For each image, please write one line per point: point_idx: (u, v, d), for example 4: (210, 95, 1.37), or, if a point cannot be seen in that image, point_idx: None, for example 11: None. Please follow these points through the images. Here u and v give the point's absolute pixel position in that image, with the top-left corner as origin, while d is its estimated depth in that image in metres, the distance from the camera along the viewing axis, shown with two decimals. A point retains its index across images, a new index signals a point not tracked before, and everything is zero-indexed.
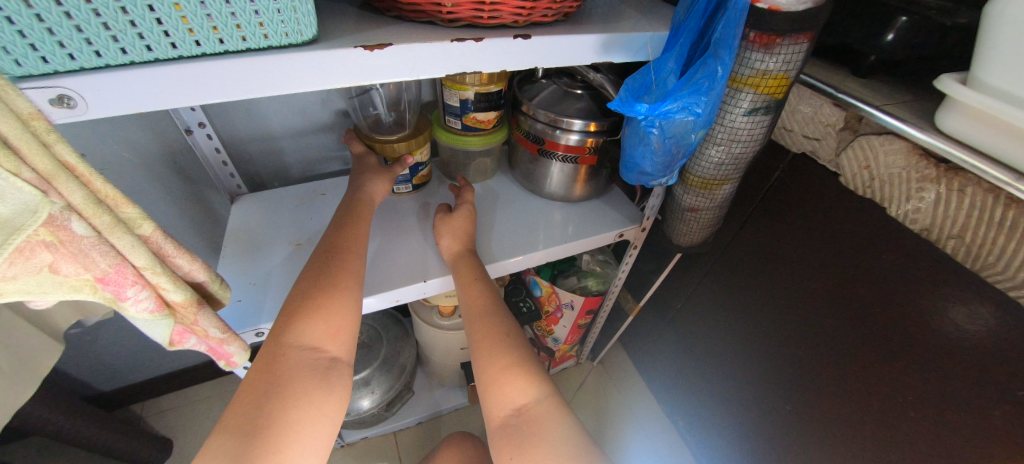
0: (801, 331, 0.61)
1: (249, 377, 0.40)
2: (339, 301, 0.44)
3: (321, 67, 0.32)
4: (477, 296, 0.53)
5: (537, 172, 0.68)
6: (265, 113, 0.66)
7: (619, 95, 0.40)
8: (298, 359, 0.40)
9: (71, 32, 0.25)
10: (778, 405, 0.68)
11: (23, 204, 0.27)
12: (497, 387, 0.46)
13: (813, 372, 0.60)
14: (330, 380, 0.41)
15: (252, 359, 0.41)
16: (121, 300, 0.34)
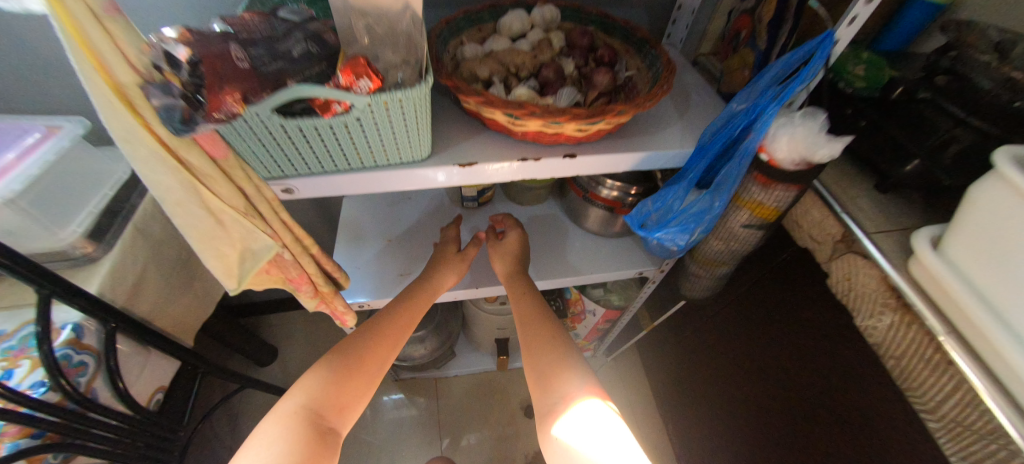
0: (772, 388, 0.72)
1: (276, 424, 0.51)
2: (362, 371, 0.57)
3: (430, 173, 0.48)
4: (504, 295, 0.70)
5: (581, 209, 0.82)
6: None
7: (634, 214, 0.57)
8: (313, 418, 0.52)
9: (297, 159, 0.42)
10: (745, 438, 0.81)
11: (261, 250, 0.46)
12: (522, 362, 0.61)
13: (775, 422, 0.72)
14: (329, 442, 0.51)
15: (278, 410, 0.52)
16: (297, 288, 0.55)
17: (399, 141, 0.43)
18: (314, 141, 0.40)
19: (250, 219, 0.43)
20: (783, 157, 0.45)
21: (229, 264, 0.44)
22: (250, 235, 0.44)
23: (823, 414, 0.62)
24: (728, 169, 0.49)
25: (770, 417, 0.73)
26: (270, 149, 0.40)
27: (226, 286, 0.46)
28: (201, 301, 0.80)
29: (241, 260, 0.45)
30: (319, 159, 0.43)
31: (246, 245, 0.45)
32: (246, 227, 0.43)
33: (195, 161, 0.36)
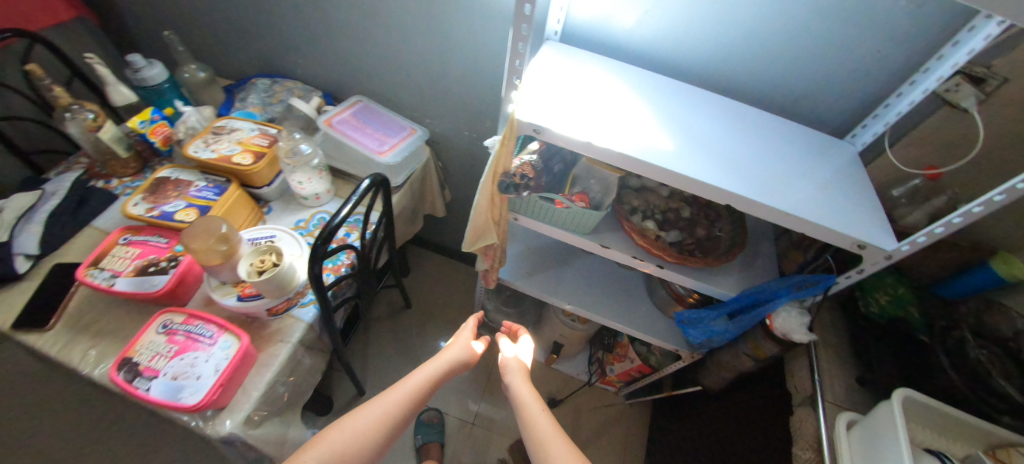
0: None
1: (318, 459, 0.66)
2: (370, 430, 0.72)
3: (585, 241, 0.89)
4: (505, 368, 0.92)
5: (657, 289, 1.16)
6: None
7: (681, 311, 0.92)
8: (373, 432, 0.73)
9: (531, 211, 0.87)
10: None
11: (488, 238, 0.91)
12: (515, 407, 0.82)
13: None
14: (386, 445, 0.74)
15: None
16: (485, 259, 1.02)
17: (581, 223, 0.85)
18: (546, 209, 0.84)
19: (497, 225, 0.89)
20: (778, 322, 0.79)
21: (476, 238, 0.91)
22: (491, 231, 0.90)
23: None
24: (745, 317, 0.83)
25: None
26: (526, 205, 0.85)
27: (465, 244, 0.93)
28: (409, 230, 1.29)
29: (478, 238, 0.92)
30: (540, 215, 0.87)
31: (486, 234, 0.91)
32: (494, 226, 0.89)
33: (499, 202, 0.82)
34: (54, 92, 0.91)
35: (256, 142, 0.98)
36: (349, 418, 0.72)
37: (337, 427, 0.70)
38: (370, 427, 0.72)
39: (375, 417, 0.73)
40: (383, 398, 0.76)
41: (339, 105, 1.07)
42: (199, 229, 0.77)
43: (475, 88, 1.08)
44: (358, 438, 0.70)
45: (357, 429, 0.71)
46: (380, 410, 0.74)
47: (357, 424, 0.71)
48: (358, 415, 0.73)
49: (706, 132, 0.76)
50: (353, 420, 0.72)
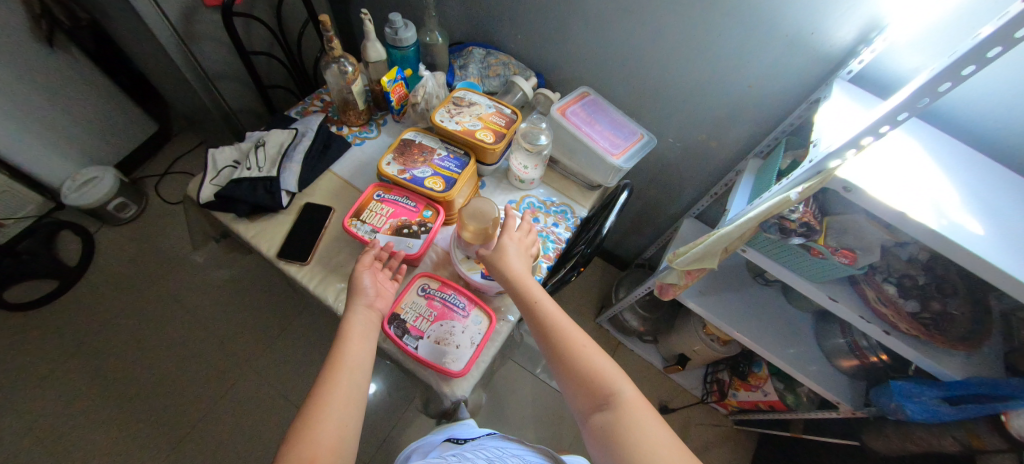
0: None
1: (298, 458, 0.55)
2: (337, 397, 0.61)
3: (812, 289, 0.90)
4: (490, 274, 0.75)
5: (832, 338, 1.15)
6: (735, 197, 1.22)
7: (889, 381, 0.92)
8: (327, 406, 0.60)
9: (769, 249, 0.88)
10: None
11: (709, 262, 0.93)
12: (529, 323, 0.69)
13: None
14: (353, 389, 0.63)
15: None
16: (684, 276, 1.03)
17: (820, 273, 0.86)
18: (790, 253, 0.85)
19: (724, 252, 0.91)
20: (1018, 423, 0.76)
21: (694, 258, 0.94)
22: (716, 256, 0.91)
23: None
24: (978, 406, 0.80)
25: None
26: (769, 242, 0.86)
27: (681, 262, 0.97)
28: None
29: (698, 259, 0.94)
30: (776, 254, 0.88)
31: (707, 258, 0.92)
32: (719, 253, 0.90)
33: (748, 234, 0.84)
34: (332, 43, 0.97)
35: (494, 120, 1.03)
36: (312, 416, 0.58)
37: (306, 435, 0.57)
38: (342, 417, 0.59)
39: (337, 414, 0.59)
40: (342, 384, 0.62)
41: (568, 95, 1.09)
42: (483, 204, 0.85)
43: (706, 102, 1.05)
44: (339, 442, 0.58)
45: (338, 415, 0.59)
46: (346, 405, 0.61)
47: (333, 420, 0.59)
48: (332, 401, 0.60)
49: (1015, 219, 0.71)
50: (324, 416, 0.59)
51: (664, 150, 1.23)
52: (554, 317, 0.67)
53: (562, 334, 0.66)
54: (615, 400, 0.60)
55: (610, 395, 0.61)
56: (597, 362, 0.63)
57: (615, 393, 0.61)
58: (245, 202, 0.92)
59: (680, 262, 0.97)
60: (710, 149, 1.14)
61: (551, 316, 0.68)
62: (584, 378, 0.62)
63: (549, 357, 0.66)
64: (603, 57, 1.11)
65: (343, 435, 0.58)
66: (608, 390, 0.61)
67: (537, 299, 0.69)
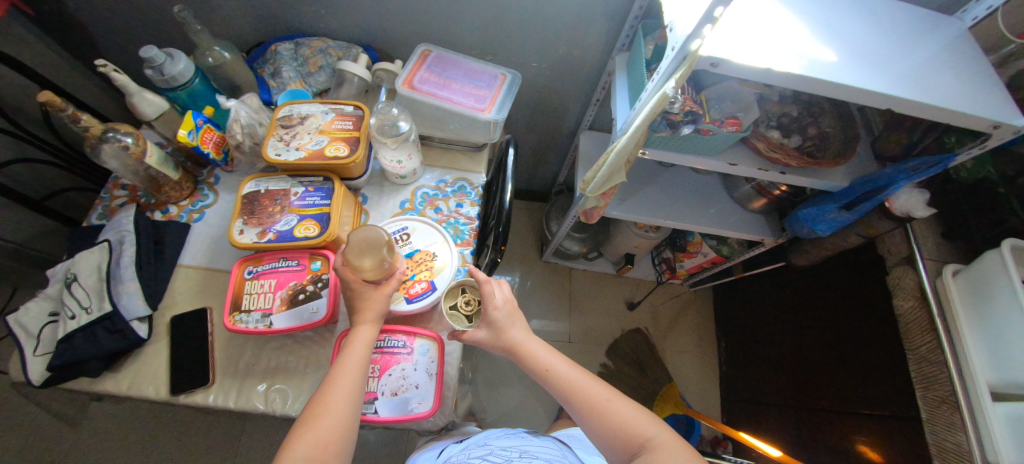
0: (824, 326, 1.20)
1: None
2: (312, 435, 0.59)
3: (712, 164, 0.92)
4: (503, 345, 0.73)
5: (739, 187, 1.22)
6: None
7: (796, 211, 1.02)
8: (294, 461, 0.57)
9: (664, 144, 0.87)
10: (787, 352, 1.31)
11: (618, 178, 0.90)
12: (562, 392, 0.68)
13: (817, 345, 1.21)
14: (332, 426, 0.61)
15: None
16: (601, 198, 1.02)
17: (714, 148, 0.87)
18: (682, 141, 0.84)
19: (627, 163, 0.88)
20: (895, 201, 0.89)
21: (603, 180, 0.91)
22: (621, 170, 0.88)
23: (851, 343, 1.12)
24: (871, 201, 0.91)
25: (813, 338, 1.23)
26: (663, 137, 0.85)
27: (592, 188, 0.94)
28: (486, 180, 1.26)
29: (607, 179, 0.91)
30: (672, 144, 0.87)
31: (615, 175, 0.90)
32: (623, 166, 0.88)
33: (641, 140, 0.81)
34: (82, 121, 0.75)
35: (338, 126, 0.86)
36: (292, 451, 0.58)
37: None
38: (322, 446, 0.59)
39: (316, 439, 0.59)
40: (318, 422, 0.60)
41: (409, 61, 0.93)
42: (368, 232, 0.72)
43: (548, 13, 0.97)
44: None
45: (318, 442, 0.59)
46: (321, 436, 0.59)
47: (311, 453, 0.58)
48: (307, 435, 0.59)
49: (852, 32, 0.76)
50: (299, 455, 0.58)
51: (534, 75, 1.14)
52: (573, 378, 0.69)
53: (585, 394, 0.66)
54: (649, 448, 0.61)
55: (646, 443, 0.62)
56: (624, 413, 0.64)
57: (651, 440, 0.62)
58: (93, 356, 0.74)
59: (591, 188, 0.94)
60: (575, 59, 1.08)
61: (572, 379, 0.69)
62: (617, 430, 0.63)
63: (578, 419, 0.67)
64: (426, 1, 0.97)
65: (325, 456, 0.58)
66: (642, 438, 0.62)
67: (552, 370, 0.70)
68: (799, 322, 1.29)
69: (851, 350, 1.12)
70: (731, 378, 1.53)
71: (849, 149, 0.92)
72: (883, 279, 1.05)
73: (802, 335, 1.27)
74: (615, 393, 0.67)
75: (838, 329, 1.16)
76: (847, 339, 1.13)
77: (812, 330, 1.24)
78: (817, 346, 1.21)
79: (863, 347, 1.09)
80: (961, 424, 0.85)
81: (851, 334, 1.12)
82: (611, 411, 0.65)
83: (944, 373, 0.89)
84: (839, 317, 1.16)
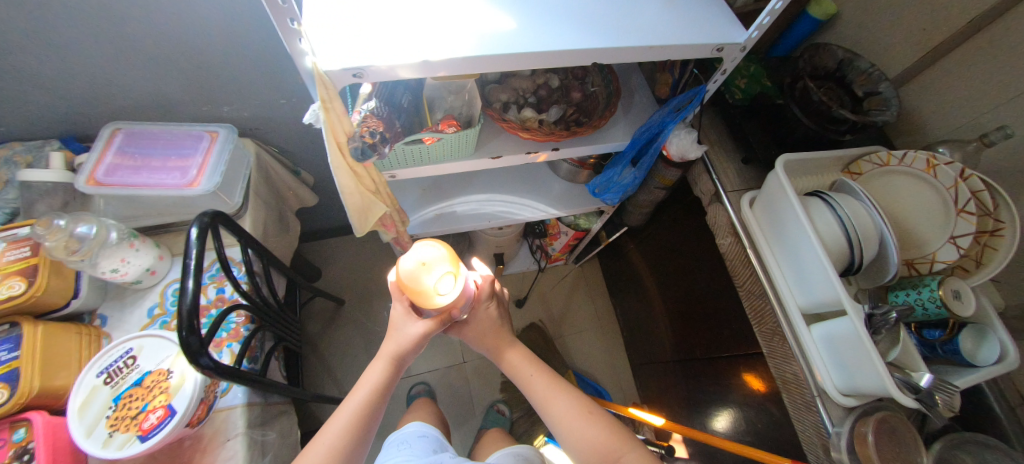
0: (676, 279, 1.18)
1: None
2: None
3: (475, 164, 0.81)
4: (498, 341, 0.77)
5: (557, 163, 1.15)
6: None
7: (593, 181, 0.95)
8: None
9: (403, 160, 0.76)
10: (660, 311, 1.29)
11: (378, 211, 0.78)
12: (545, 404, 0.71)
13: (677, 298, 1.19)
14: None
15: None
16: (388, 230, 0.90)
17: (460, 149, 0.76)
18: (416, 153, 0.73)
19: (377, 195, 0.75)
20: (672, 148, 0.82)
21: (363, 222, 0.77)
22: (374, 205, 0.75)
23: (700, 289, 1.09)
24: (653, 150, 0.84)
25: (674, 292, 1.20)
26: (397, 155, 0.73)
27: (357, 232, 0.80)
28: (295, 237, 1.13)
29: (367, 219, 0.77)
30: (416, 157, 0.75)
31: (372, 211, 0.76)
32: (374, 201, 0.74)
33: (363, 171, 0.68)
34: None
35: (13, 258, 0.71)
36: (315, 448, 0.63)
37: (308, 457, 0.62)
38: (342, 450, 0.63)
39: None
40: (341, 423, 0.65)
41: (92, 149, 0.78)
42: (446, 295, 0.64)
43: (254, 49, 0.84)
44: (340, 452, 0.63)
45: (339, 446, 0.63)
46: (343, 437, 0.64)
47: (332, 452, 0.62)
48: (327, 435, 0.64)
49: None
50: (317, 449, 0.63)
51: (293, 112, 1.02)
52: (549, 397, 0.72)
53: (561, 410, 0.69)
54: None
55: (619, 459, 0.64)
56: (592, 432, 0.67)
57: (621, 457, 0.63)
58: None
59: (358, 232, 0.80)
60: None
61: (548, 396, 0.72)
62: (590, 447, 0.65)
63: (552, 430, 0.70)
64: (106, 74, 0.82)
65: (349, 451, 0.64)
66: (615, 452, 0.64)
67: (532, 385, 0.74)
68: (660, 278, 1.25)
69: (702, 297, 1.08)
70: (633, 344, 1.51)
71: (615, 102, 0.83)
72: (704, 222, 1.01)
73: (666, 290, 1.24)
74: (590, 408, 0.70)
75: (688, 278, 1.13)
76: (697, 287, 1.10)
77: (670, 284, 1.21)
78: (679, 299, 1.18)
79: (710, 292, 1.06)
80: (791, 353, 0.81)
81: (698, 281, 1.09)
82: (590, 418, 0.68)
83: (768, 305, 0.85)
84: (684, 266, 1.13)
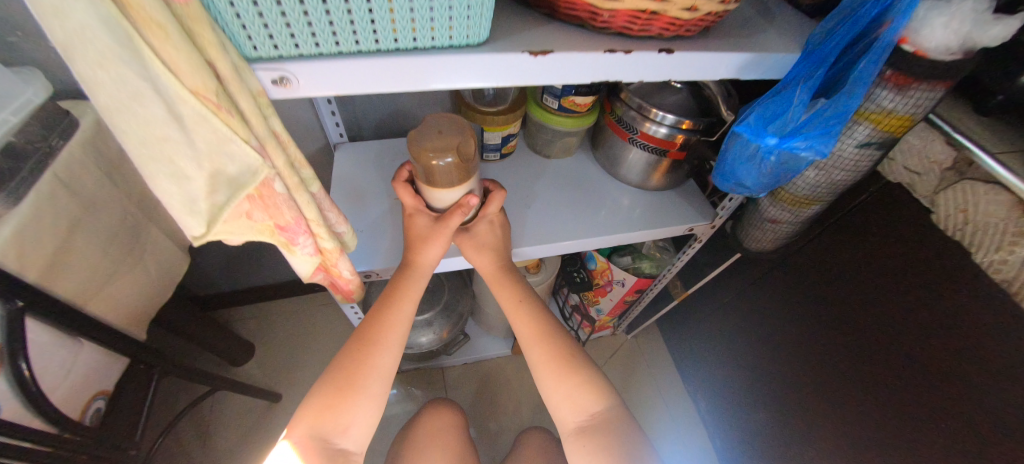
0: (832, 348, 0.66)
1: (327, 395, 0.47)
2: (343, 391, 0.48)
3: (491, 69, 0.34)
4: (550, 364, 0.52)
5: (619, 155, 0.70)
6: None
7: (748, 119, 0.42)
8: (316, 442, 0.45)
9: (302, 28, 0.28)
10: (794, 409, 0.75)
11: (248, 166, 0.31)
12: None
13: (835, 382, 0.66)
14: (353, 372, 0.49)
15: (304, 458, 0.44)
16: (292, 244, 0.41)
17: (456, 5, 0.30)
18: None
19: (226, 119, 0.29)
20: (934, 43, 0.36)
21: (189, 192, 0.31)
22: (224, 144, 0.30)
23: (915, 377, 0.54)
24: (865, 62, 0.36)
25: (840, 382, 0.65)
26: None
27: (191, 227, 0.33)
28: (158, 287, 0.65)
29: (211, 189, 0.32)
30: (336, 17, 0.28)
31: (219, 164, 0.31)
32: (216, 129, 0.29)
33: None
34: None
35: None
36: (311, 424, 0.46)
37: (308, 425, 0.46)
38: (346, 415, 0.47)
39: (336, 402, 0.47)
40: (353, 383, 0.48)
41: None
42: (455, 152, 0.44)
43: None
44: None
45: (349, 410, 0.47)
46: (370, 371, 0.48)
47: (328, 401, 0.47)
48: (327, 400, 0.47)
49: None
50: (321, 412, 0.46)
51: None
52: (572, 402, 0.52)
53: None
54: None
55: None
56: None
57: None
58: None
59: (192, 228, 0.33)
60: None
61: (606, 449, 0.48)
62: None
63: None
64: None
65: (346, 437, 0.47)
66: None
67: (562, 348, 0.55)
68: (799, 355, 0.71)
69: (929, 395, 0.53)
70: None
71: None
72: (939, 235, 0.51)
73: (814, 376, 0.69)
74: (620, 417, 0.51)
75: (879, 356, 0.58)
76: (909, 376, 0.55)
77: (827, 365, 0.67)
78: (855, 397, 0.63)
79: (923, 366, 0.53)
80: None
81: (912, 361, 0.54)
82: None
83: None
84: (869, 331, 0.59)
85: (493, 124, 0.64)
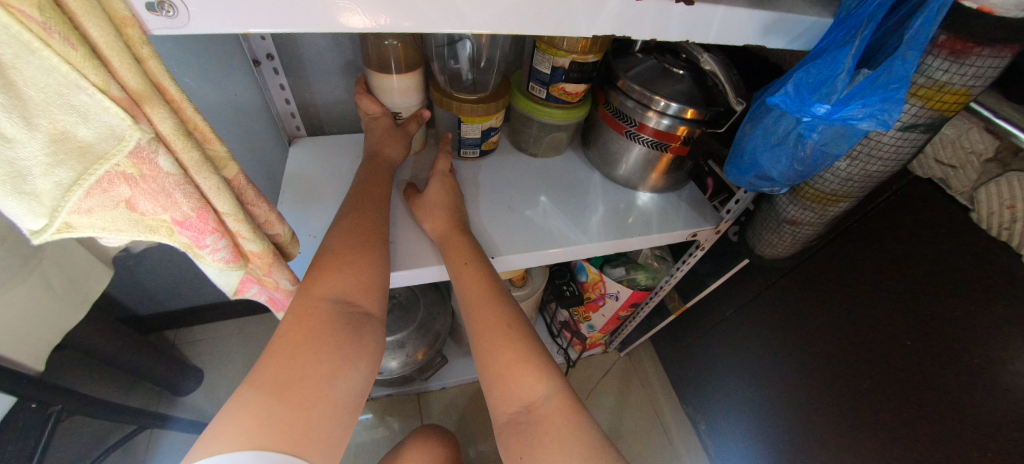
0: (848, 366, 0.59)
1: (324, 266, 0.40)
2: (364, 260, 0.41)
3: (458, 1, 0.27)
4: (522, 361, 0.43)
5: (614, 153, 0.63)
6: (318, 43, 0.55)
7: (785, 88, 0.35)
8: (324, 308, 0.38)
9: None
10: (808, 436, 0.67)
11: (110, 128, 0.23)
12: None
13: (855, 407, 0.59)
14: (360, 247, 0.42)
15: (298, 320, 0.36)
16: (198, 246, 0.31)
17: None
18: None
19: (60, 50, 0.20)
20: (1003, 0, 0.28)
21: (14, 165, 0.22)
22: (65, 89, 0.21)
23: (953, 398, 0.47)
24: (918, 23, 0.29)
25: (867, 404, 0.57)
26: None
27: (24, 220, 0.23)
28: (64, 308, 0.53)
29: (49, 163, 0.22)
30: None
31: (62, 122, 0.22)
32: (47, 65, 0.20)
33: None
34: None
35: None
36: (318, 284, 0.39)
37: (320, 283, 0.39)
38: (364, 273, 0.40)
39: (344, 275, 0.40)
40: (359, 256, 0.41)
41: None
42: (404, 39, 0.51)
43: None
44: (328, 346, 0.36)
45: (364, 270, 0.41)
46: (376, 239, 0.44)
47: (338, 259, 0.40)
48: (334, 259, 0.40)
49: None
50: (332, 270, 0.39)
51: None
52: (507, 384, 0.42)
53: None
54: None
55: None
56: None
57: None
58: None
59: (26, 223, 0.24)
60: None
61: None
62: None
63: None
64: None
65: (369, 298, 0.40)
66: None
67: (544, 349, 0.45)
68: (817, 375, 0.64)
69: (981, 420, 0.45)
70: None
71: None
72: (983, 237, 0.44)
73: (833, 398, 0.62)
74: (575, 410, 0.41)
75: (918, 375, 0.51)
76: (954, 397, 0.47)
77: (846, 386, 0.59)
78: (890, 424, 0.54)
79: (962, 389, 0.46)
80: None
81: (958, 379, 0.47)
82: None
83: None
84: (902, 346, 0.52)
85: (472, 114, 0.56)
